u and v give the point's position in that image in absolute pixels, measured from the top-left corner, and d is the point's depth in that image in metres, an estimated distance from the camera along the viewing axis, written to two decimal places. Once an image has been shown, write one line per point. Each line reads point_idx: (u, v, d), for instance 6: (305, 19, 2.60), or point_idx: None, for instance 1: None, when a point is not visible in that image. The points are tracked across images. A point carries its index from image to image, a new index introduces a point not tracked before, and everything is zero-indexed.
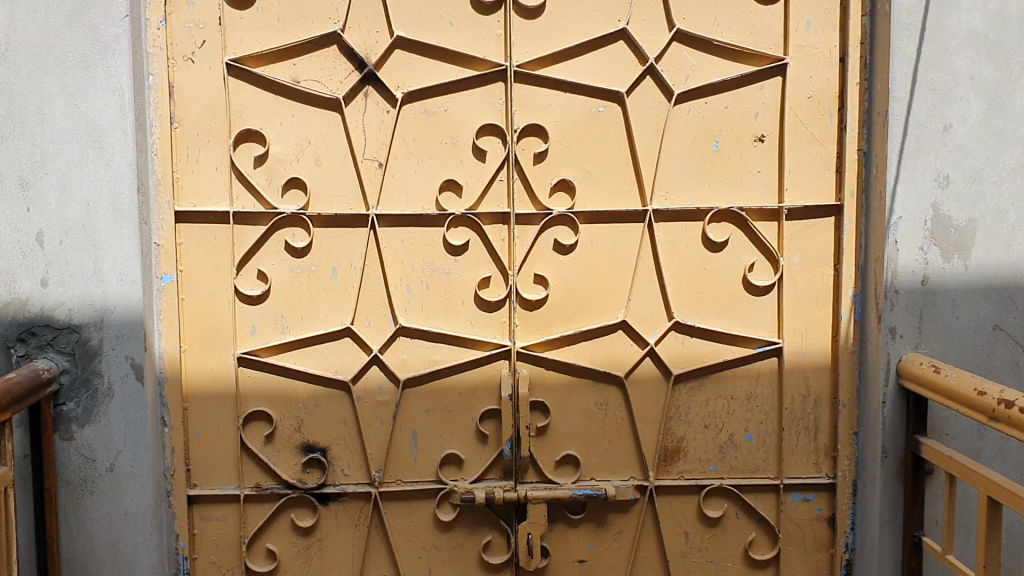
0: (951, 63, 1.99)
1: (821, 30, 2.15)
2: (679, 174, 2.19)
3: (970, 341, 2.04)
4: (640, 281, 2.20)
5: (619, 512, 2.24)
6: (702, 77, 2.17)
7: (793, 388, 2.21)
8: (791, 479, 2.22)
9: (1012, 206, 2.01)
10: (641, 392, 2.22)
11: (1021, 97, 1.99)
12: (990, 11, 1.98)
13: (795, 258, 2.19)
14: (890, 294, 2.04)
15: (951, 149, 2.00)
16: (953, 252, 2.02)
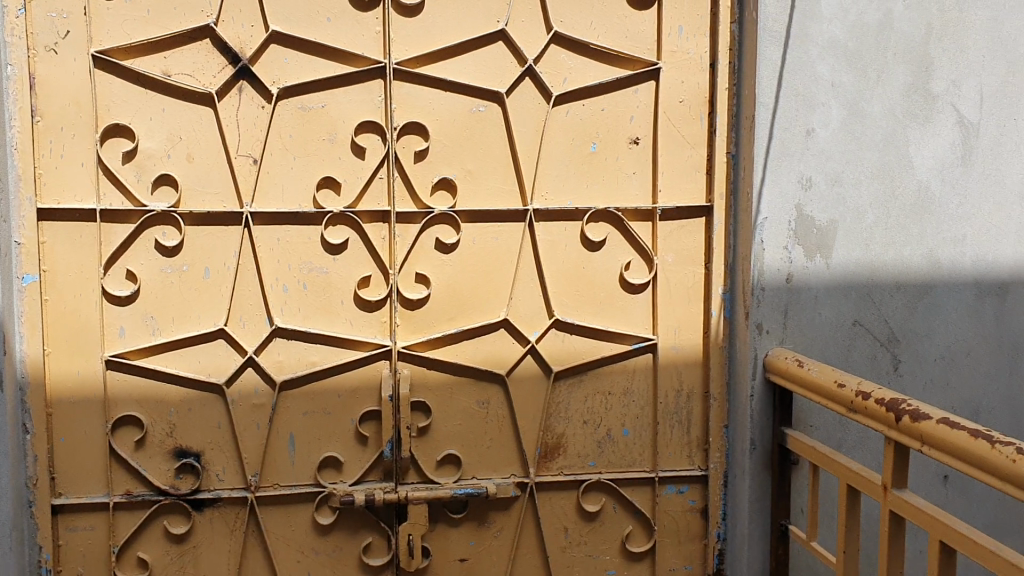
0: (813, 71, 2.08)
1: (694, 36, 2.22)
2: (558, 173, 2.21)
3: (832, 336, 2.14)
4: (521, 280, 2.22)
5: (500, 510, 2.25)
6: (579, 79, 2.20)
7: (668, 383, 2.27)
8: (665, 472, 2.29)
9: (869, 207, 2.12)
10: (521, 390, 2.24)
11: (877, 104, 2.11)
12: (849, 21, 2.08)
13: (669, 257, 2.25)
14: (757, 292, 2.12)
15: (813, 152, 2.10)
16: (815, 251, 2.12)
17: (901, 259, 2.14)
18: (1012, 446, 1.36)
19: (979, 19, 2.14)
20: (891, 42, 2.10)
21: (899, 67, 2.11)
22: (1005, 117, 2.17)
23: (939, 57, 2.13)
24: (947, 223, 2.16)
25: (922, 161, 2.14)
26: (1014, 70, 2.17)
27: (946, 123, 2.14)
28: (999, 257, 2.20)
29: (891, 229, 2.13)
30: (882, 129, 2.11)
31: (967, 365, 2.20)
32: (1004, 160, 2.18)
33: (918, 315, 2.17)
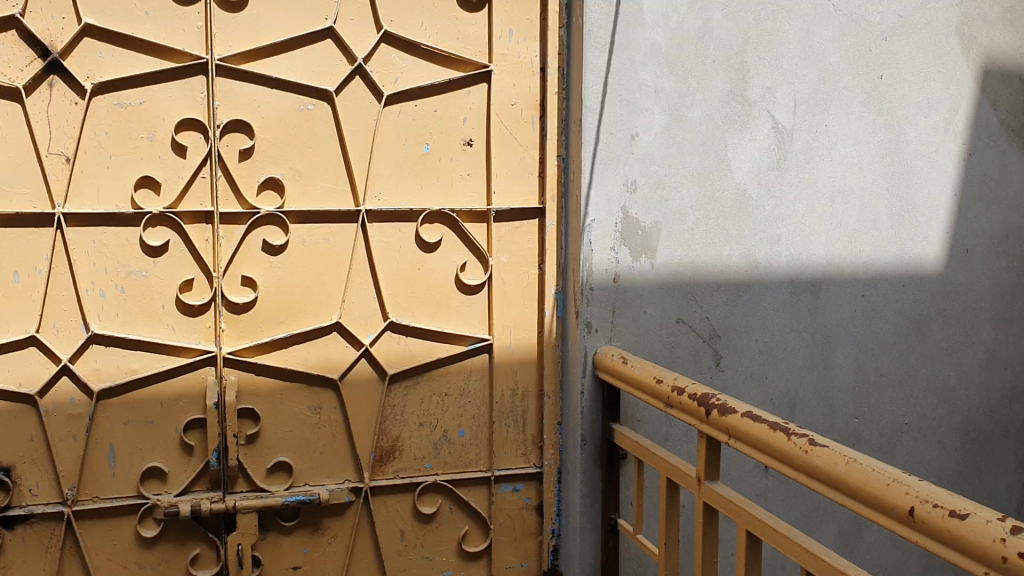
0: (636, 77, 2.15)
1: (524, 39, 2.24)
2: (391, 173, 2.18)
3: (657, 333, 2.22)
4: (353, 283, 2.18)
5: (334, 516, 2.22)
6: (411, 79, 2.19)
7: (503, 383, 2.28)
8: (501, 471, 2.30)
9: (691, 209, 2.22)
10: (355, 394, 2.21)
11: (697, 109, 2.20)
12: (670, 29, 2.16)
13: (504, 258, 2.26)
14: (586, 291, 2.16)
15: (637, 156, 2.16)
16: (640, 251, 2.19)
17: (720, 259, 2.25)
18: (805, 437, 1.43)
19: (792, 29, 2.24)
20: (709, 49, 2.19)
21: (717, 74, 2.20)
22: (817, 123, 2.28)
23: (755, 65, 2.23)
24: (763, 224, 2.27)
25: (740, 165, 2.24)
26: (825, 78, 2.28)
27: (762, 128, 2.25)
28: (812, 256, 2.32)
29: (711, 230, 2.23)
30: (702, 134, 2.20)
31: (784, 359, 2.32)
32: (817, 164, 2.30)
33: (737, 312, 2.28)
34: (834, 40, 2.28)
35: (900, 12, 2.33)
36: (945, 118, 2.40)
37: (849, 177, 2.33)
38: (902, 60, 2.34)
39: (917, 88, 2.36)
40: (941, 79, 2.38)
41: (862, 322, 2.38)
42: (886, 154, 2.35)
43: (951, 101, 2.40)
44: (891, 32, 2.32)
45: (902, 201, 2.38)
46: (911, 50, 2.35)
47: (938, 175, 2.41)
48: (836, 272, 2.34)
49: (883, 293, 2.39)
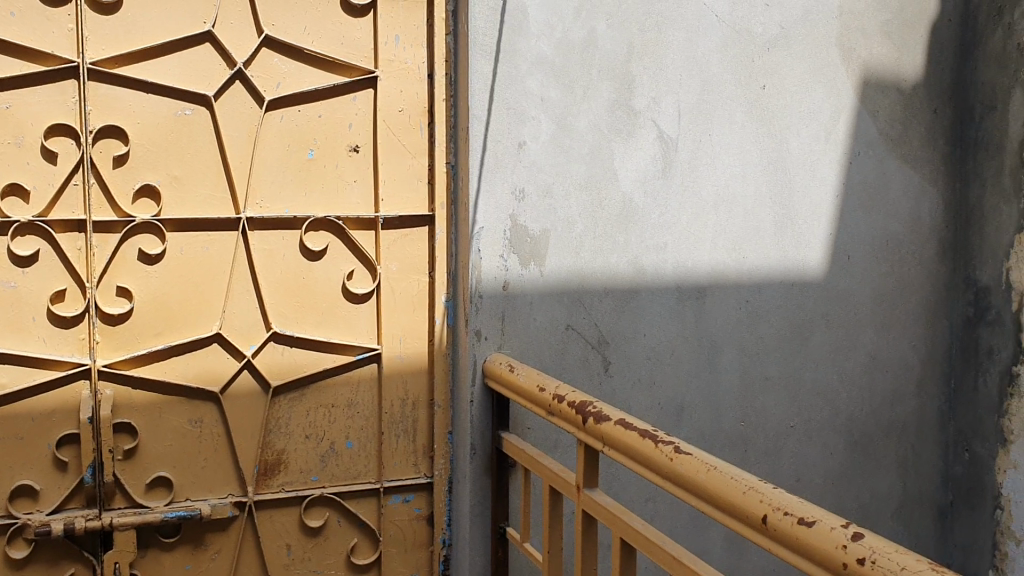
0: (523, 86, 2.15)
1: (410, 46, 2.22)
2: (274, 180, 2.14)
3: (546, 341, 2.23)
4: (235, 292, 2.14)
5: (217, 531, 2.17)
6: (293, 84, 2.15)
7: (392, 393, 2.25)
8: (390, 482, 2.27)
9: (579, 217, 2.23)
10: (237, 406, 2.16)
11: (583, 118, 2.21)
12: (555, 38, 2.18)
13: (393, 266, 2.23)
14: (475, 299, 2.15)
15: (525, 164, 2.17)
16: (529, 259, 2.19)
17: (607, 267, 2.27)
18: (672, 444, 1.44)
19: (675, 39, 2.29)
20: (595, 59, 2.22)
21: (603, 84, 2.23)
22: (701, 133, 2.34)
23: (640, 76, 2.27)
24: (649, 232, 2.31)
25: (627, 173, 2.27)
26: (708, 88, 2.34)
27: (647, 138, 2.29)
28: (697, 263, 2.37)
29: (599, 237, 2.26)
30: (589, 143, 2.22)
31: (671, 364, 2.36)
32: (701, 172, 2.35)
33: (625, 318, 2.30)
34: (717, 51, 2.34)
35: (782, 24, 2.39)
36: (826, 128, 2.47)
37: (733, 185, 2.38)
38: (783, 71, 2.41)
39: (798, 99, 2.43)
40: (822, 90, 2.45)
41: (747, 326, 2.44)
42: (768, 163, 2.41)
43: (832, 111, 2.47)
44: (773, 43, 2.39)
45: (785, 209, 2.44)
46: (792, 61, 2.41)
47: (819, 183, 2.48)
48: (720, 278, 2.39)
49: (767, 299, 2.45)
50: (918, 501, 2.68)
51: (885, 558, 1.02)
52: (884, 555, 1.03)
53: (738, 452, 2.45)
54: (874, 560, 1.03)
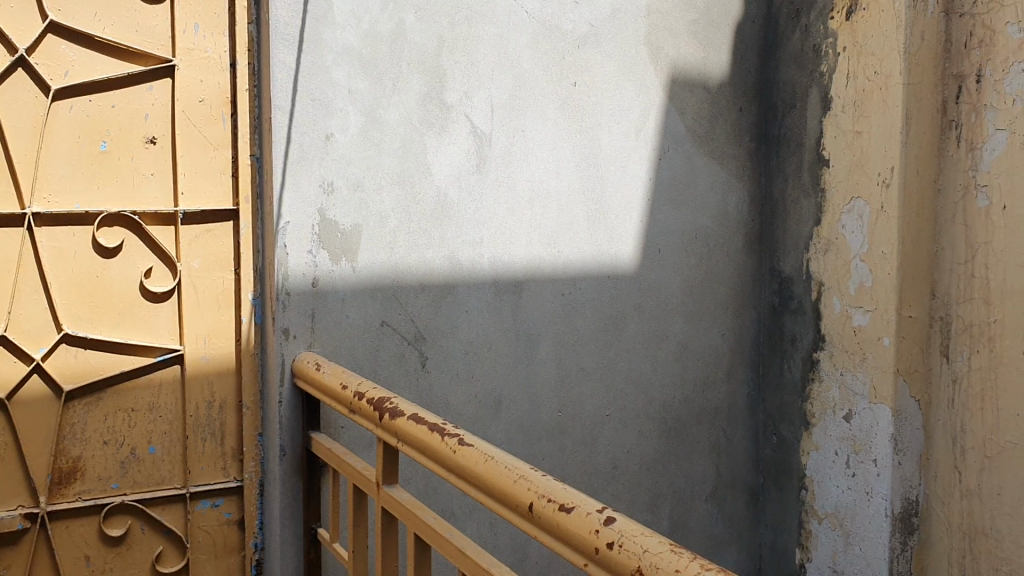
0: (329, 76, 2.07)
1: (210, 34, 2.15)
2: (64, 174, 2.03)
3: (361, 338, 2.17)
4: (22, 292, 2.01)
5: (6, 545, 2.03)
6: (83, 73, 2.04)
7: (197, 395, 2.18)
8: (197, 487, 2.20)
9: (392, 211, 2.19)
10: (27, 413, 2.04)
11: (394, 111, 2.17)
12: (362, 29, 2.12)
13: (194, 262, 2.16)
14: (282, 297, 2.06)
15: (334, 157, 2.09)
16: (340, 255, 2.12)
17: (422, 262, 2.25)
18: (456, 437, 1.42)
19: (485, 34, 2.30)
20: (404, 51, 2.18)
21: (413, 76, 2.20)
22: (514, 128, 2.37)
23: (450, 69, 2.25)
24: (464, 227, 2.31)
25: (441, 168, 2.26)
26: (519, 84, 2.37)
27: (460, 132, 2.28)
28: (513, 257, 2.39)
29: (413, 232, 2.23)
30: (400, 136, 2.19)
31: (488, 358, 2.36)
32: (516, 167, 2.38)
33: (442, 314, 2.29)
34: (528, 47, 2.38)
35: (590, 22, 2.49)
36: (636, 125, 2.60)
37: (546, 180, 2.44)
38: (594, 68, 2.50)
39: (608, 97, 2.53)
40: (632, 88, 2.58)
41: (563, 319, 2.49)
42: (581, 159, 2.50)
43: (642, 109, 2.61)
44: (582, 41, 2.47)
45: (597, 204, 2.54)
46: (603, 58, 2.52)
47: (630, 179, 2.60)
48: (536, 272, 2.44)
49: (583, 292, 2.53)
50: (730, 484, 2.92)
51: (631, 540, 1.04)
52: (630, 538, 1.04)
53: (557, 442, 2.50)
54: (621, 544, 1.04)
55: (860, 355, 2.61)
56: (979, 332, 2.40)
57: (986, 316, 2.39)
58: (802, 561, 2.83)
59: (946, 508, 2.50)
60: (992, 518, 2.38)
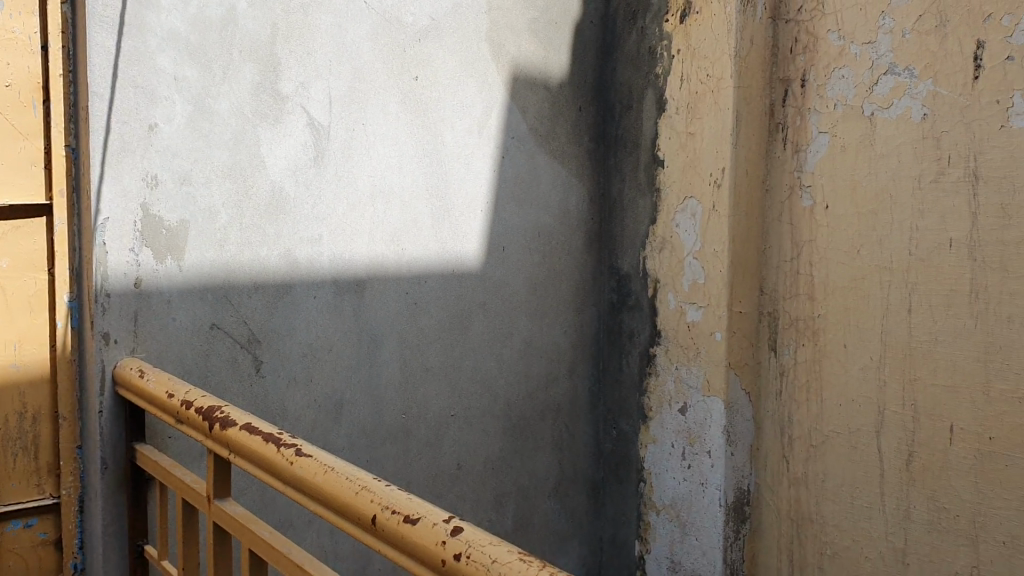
0: (153, 62, 1.93)
1: (18, 13, 1.96)
2: None
3: (188, 342, 2.04)
4: None
5: None
6: None
7: (6, 407, 1.99)
8: (7, 506, 2.02)
9: (222, 206, 2.08)
10: None
11: (225, 101, 2.06)
12: (189, 14, 1.98)
13: (2, 261, 1.97)
14: (101, 299, 1.90)
15: (158, 149, 1.95)
16: (165, 253, 1.99)
17: (256, 260, 2.14)
18: (293, 447, 1.34)
19: (322, 24, 2.21)
20: (236, 38, 2.06)
21: (245, 65, 2.08)
22: (353, 122, 2.29)
23: (286, 58, 2.15)
24: (302, 223, 2.22)
25: (275, 161, 2.16)
26: (359, 76, 2.30)
27: (296, 124, 2.19)
28: (354, 256, 2.32)
29: (246, 229, 2.12)
30: (231, 128, 2.07)
31: (328, 360, 2.28)
32: (355, 162, 2.31)
33: (279, 314, 2.19)
34: (367, 38, 2.31)
35: (432, 15, 2.44)
36: (478, 122, 2.59)
37: (388, 176, 2.38)
38: (436, 63, 2.46)
39: (451, 92, 2.51)
40: (474, 84, 2.56)
41: (407, 319, 2.45)
42: (423, 154, 2.45)
43: (484, 106, 2.59)
44: (423, 34, 2.43)
45: (441, 201, 2.50)
46: (444, 53, 2.48)
47: (473, 176, 2.58)
48: (379, 270, 2.37)
49: (427, 290, 2.48)
50: (572, 479, 2.95)
51: (479, 550, 1.00)
52: (478, 549, 1.01)
53: (401, 445, 2.45)
54: (469, 555, 1.00)
55: (694, 350, 2.68)
56: (804, 327, 2.55)
57: (810, 311, 2.53)
58: (641, 553, 2.90)
59: (775, 497, 2.66)
60: (817, 504, 2.54)
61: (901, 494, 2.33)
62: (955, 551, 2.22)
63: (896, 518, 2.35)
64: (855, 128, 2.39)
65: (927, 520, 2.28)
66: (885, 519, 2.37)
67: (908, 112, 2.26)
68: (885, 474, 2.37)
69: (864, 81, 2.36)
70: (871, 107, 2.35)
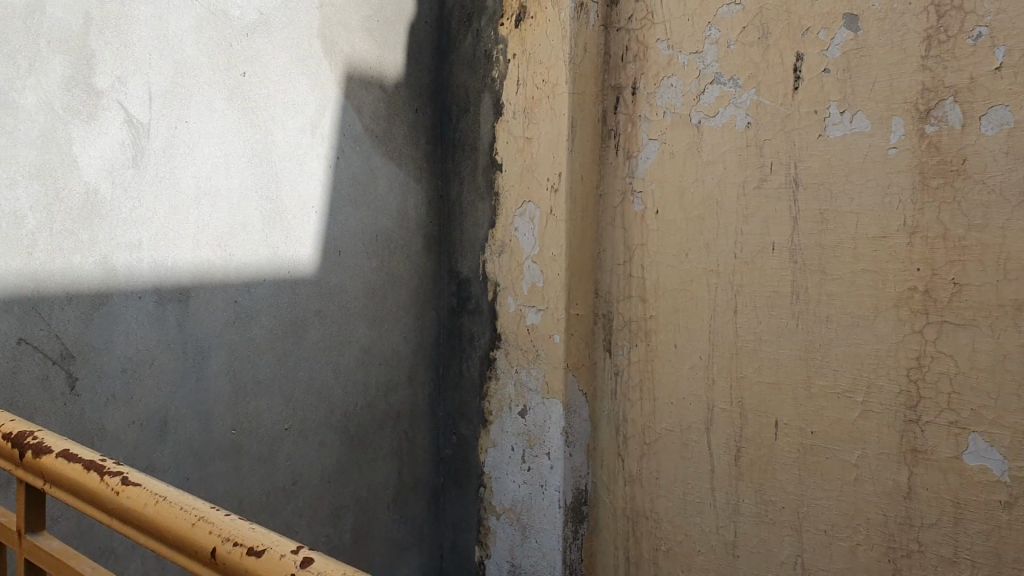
0: None
1: None
2: None
3: None
4: None
5: None
6: None
7: None
8: None
9: (29, 210, 1.87)
10: None
11: (31, 94, 1.86)
12: None
13: None
14: None
15: None
16: None
17: (69, 268, 1.95)
18: (119, 475, 1.22)
19: (141, 14, 2.06)
20: (43, 27, 1.88)
21: (54, 57, 1.90)
22: (175, 119, 2.15)
23: (100, 49, 1.98)
24: (119, 227, 2.04)
25: (90, 161, 1.98)
26: (181, 71, 2.15)
27: (113, 122, 2.02)
28: (177, 262, 2.17)
29: (56, 234, 1.93)
30: (39, 124, 1.88)
31: (150, 375, 2.13)
32: (178, 162, 2.16)
33: (96, 327, 2.01)
34: (191, 31, 2.17)
35: (260, 10, 2.33)
36: (311, 121, 2.50)
37: (214, 177, 2.24)
38: (265, 59, 2.35)
39: (281, 90, 2.40)
40: (306, 81, 2.47)
41: (236, 328, 2.32)
42: (252, 154, 2.33)
43: (316, 105, 2.51)
44: (252, 29, 2.31)
45: (272, 203, 2.40)
46: (273, 49, 2.38)
47: (305, 177, 2.49)
48: (205, 277, 2.24)
49: (257, 298, 2.37)
50: (411, 487, 2.91)
51: None
52: None
53: (231, 462, 2.33)
54: None
55: (533, 353, 2.68)
56: (637, 328, 2.60)
57: (643, 313, 2.58)
58: (481, 558, 2.89)
59: (611, 496, 2.71)
60: (652, 501, 2.61)
61: (731, 489, 2.42)
62: (780, 541, 2.32)
63: (725, 512, 2.44)
64: (683, 135, 2.45)
65: (755, 513, 2.37)
66: (716, 513, 2.46)
67: (733, 120, 2.34)
68: (715, 470, 2.45)
69: (691, 90, 2.43)
70: (698, 115, 2.42)
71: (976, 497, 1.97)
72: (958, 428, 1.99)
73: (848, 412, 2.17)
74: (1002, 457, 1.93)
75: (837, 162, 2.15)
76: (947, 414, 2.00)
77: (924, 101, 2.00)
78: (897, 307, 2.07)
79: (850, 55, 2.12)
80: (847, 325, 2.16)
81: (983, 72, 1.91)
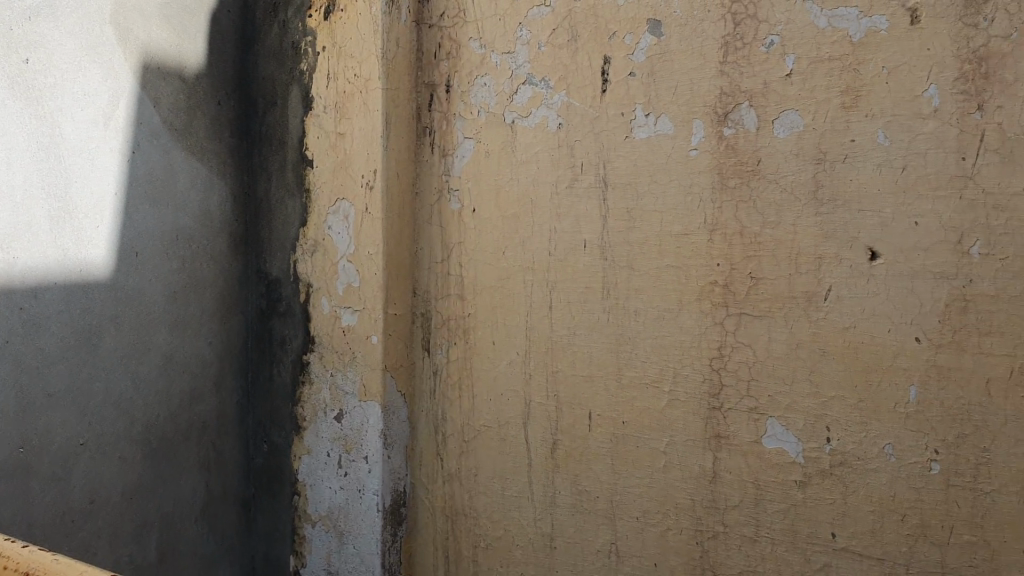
0: None
1: None
2: None
3: None
4: None
5: None
6: None
7: None
8: None
9: None
10: None
11: None
12: None
13: None
14: None
15: None
16: None
17: None
18: None
19: None
20: None
21: None
22: None
23: None
24: None
25: None
26: None
27: None
28: None
29: None
30: None
31: None
32: None
33: None
34: None
35: None
36: (104, 113, 2.33)
37: None
38: (51, 45, 2.17)
39: (70, 79, 2.23)
40: (97, 70, 2.30)
41: (21, 338, 2.13)
42: (38, 148, 2.15)
43: (110, 96, 2.34)
44: (36, 12, 2.13)
45: (60, 201, 2.21)
46: (61, 35, 2.20)
47: (98, 173, 2.32)
48: None
49: (45, 303, 2.18)
50: (220, 499, 2.78)
51: None
52: None
53: (19, 483, 2.14)
54: None
55: (349, 354, 2.62)
56: (455, 326, 2.60)
57: (460, 311, 2.58)
58: (296, 568, 2.80)
59: (430, 495, 2.69)
60: (470, 498, 2.61)
61: (547, 481, 2.46)
62: (596, 530, 2.39)
63: (542, 504, 2.48)
64: (496, 134, 2.47)
65: (571, 503, 2.42)
66: (533, 506, 2.49)
67: (544, 121, 2.38)
68: (532, 464, 2.48)
69: (503, 90, 2.45)
70: (511, 115, 2.44)
71: (774, 478, 2.10)
72: (757, 414, 2.11)
73: (657, 402, 2.25)
74: (797, 439, 2.06)
75: (644, 162, 2.23)
76: (747, 400, 2.12)
77: (722, 105, 2.10)
78: (700, 300, 2.17)
79: (654, 59, 2.20)
80: (654, 318, 2.24)
81: (775, 78, 2.03)
